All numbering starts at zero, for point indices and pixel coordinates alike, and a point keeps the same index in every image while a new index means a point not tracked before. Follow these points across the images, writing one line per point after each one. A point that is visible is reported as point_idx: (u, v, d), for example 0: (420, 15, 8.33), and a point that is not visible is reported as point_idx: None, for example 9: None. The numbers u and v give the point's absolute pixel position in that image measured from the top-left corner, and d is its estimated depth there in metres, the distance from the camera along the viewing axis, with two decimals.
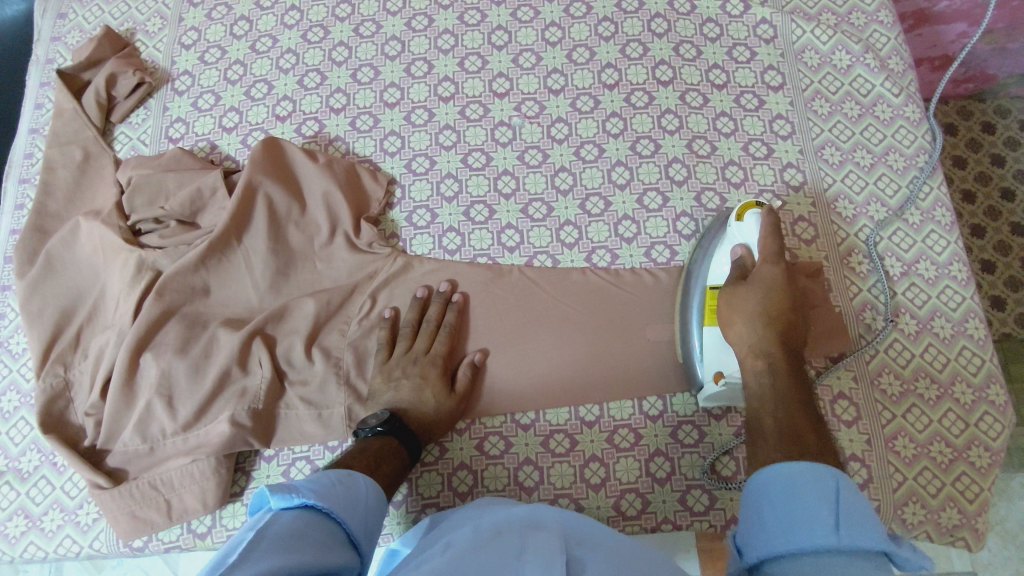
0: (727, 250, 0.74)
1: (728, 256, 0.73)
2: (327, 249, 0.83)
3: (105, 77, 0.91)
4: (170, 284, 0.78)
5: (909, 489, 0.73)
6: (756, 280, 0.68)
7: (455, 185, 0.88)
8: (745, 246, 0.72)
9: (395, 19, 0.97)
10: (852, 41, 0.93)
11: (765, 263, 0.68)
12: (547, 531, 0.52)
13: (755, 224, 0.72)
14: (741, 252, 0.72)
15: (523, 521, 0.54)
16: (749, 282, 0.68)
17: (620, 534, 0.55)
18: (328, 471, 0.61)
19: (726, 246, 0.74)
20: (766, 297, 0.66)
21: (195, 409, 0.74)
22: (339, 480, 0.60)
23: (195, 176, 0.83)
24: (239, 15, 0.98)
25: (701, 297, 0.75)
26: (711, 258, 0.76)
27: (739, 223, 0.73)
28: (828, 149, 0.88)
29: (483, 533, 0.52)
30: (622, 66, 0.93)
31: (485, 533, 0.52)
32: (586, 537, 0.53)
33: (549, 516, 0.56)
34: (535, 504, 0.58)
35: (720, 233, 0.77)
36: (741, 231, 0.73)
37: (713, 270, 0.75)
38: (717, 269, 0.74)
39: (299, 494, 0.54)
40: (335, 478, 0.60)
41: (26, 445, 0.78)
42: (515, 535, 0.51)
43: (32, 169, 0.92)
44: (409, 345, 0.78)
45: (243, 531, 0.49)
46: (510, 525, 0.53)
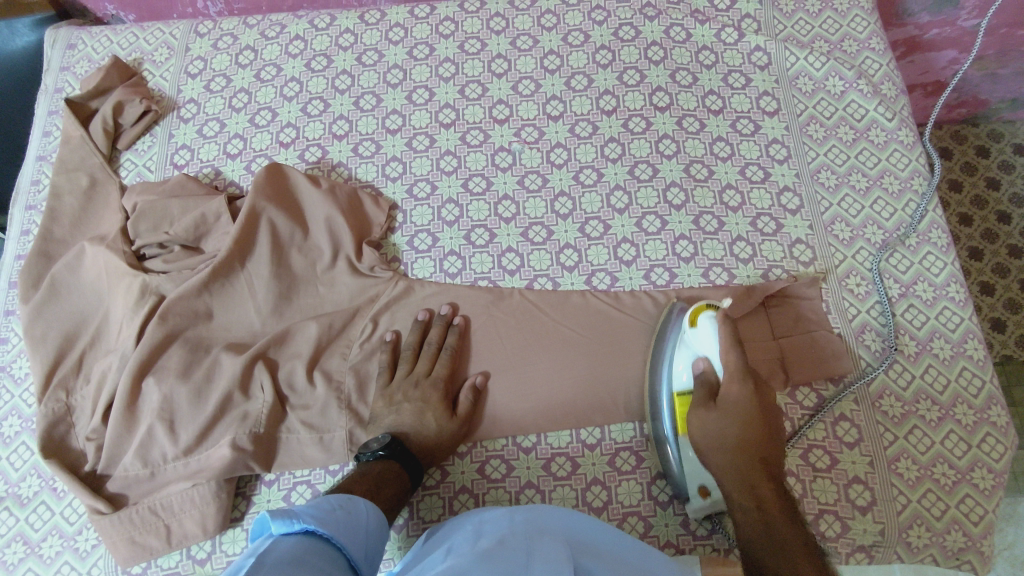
0: (687, 358, 0.73)
1: (690, 366, 0.72)
2: (329, 274, 0.84)
3: (113, 105, 0.93)
4: (173, 308, 0.79)
5: (913, 511, 0.73)
6: (726, 406, 0.67)
7: (456, 209, 0.89)
8: (705, 358, 0.71)
9: (396, 48, 0.99)
10: (845, 67, 0.94)
11: (731, 384, 0.67)
12: (552, 539, 0.51)
13: (710, 333, 0.70)
14: (702, 366, 0.71)
15: (528, 527, 0.53)
16: (718, 405, 0.68)
17: (628, 549, 0.55)
18: (327, 498, 0.61)
19: (684, 353, 0.73)
20: (737, 428, 0.66)
21: (196, 434, 0.74)
22: (338, 505, 0.60)
23: (199, 202, 0.84)
24: (244, 45, 1.00)
25: (670, 404, 0.73)
26: (670, 361, 0.75)
27: (693, 330, 0.72)
28: (823, 172, 0.89)
29: (489, 541, 0.51)
30: (620, 92, 0.95)
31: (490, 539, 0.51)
32: (591, 548, 0.53)
33: (556, 524, 0.55)
34: (539, 510, 0.57)
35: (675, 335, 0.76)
36: (697, 338, 0.71)
37: (675, 377, 0.73)
38: (676, 375, 0.73)
39: (298, 520, 0.53)
40: (334, 503, 0.60)
41: (26, 470, 0.78)
42: (521, 543, 0.50)
43: (39, 195, 0.93)
44: (411, 368, 0.78)
45: (242, 556, 0.48)
46: (515, 533, 0.52)
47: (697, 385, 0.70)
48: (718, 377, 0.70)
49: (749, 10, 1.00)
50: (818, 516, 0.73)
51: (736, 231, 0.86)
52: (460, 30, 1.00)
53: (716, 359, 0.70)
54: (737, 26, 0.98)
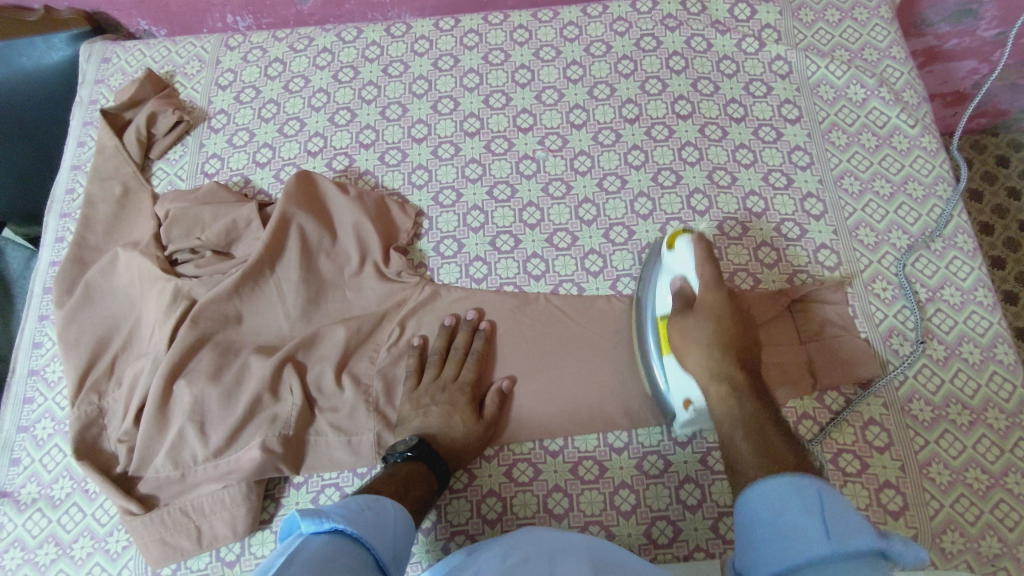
0: (667, 282, 0.77)
1: (669, 286, 0.76)
2: (356, 278, 0.85)
3: (146, 115, 0.96)
4: (204, 312, 0.80)
5: (947, 517, 0.72)
6: (702, 310, 0.72)
7: (481, 216, 0.90)
8: (682, 277, 0.75)
9: (422, 60, 1.01)
10: (866, 75, 0.95)
11: (706, 291, 0.72)
12: (577, 562, 0.53)
13: (688, 254, 0.75)
14: (679, 283, 0.75)
15: (553, 554, 0.55)
16: (695, 311, 0.72)
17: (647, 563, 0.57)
18: (356, 498, 0.61)
19: (665, 279, 0.77)
20: (713, 329, 0.70)
21: (226, 435, 0.75)
22: (366, 505, 0.60)
23: (230, 208, 0.86)
24: (273, 58, 1.02)
25: (653, 327, 0.76)
26: (653, 291, 0.78)
27: (672, 253, 0.77)
28: (847, 179, 0.90)
29: (515, 559, 0.54)
30: (642, 101, 0.96)
31: (515, 559, 0.54)
32: (616, 565, 0.55)
33: (579, 544, 0.58)
34: (568, 538, 0.59)
35: (654, 266, 0.80)
36: (674, 260, 0.76)
37: (660, 302, 0.77)
38: (659, 301, 0.77)
39: (328, 519, 0.54)
40: (362, 503, 0.60)
41: (58, 472, 0.79)
42: (544, 562, 0.53)
43: (73, 203, 0.95)
44: (437, 372, 0.79)
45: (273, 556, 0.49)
46: (539, 554, 0.55)
47: (675, 299, 0.74)
48: (694, 292, 0.74)
49: (769, 20, 1.01)
50: None
51: (760, 236, 0.87)
52: (484, 42, 1.01)
53: (693, 276, 0.74)
54: (757, 37, 0.99)
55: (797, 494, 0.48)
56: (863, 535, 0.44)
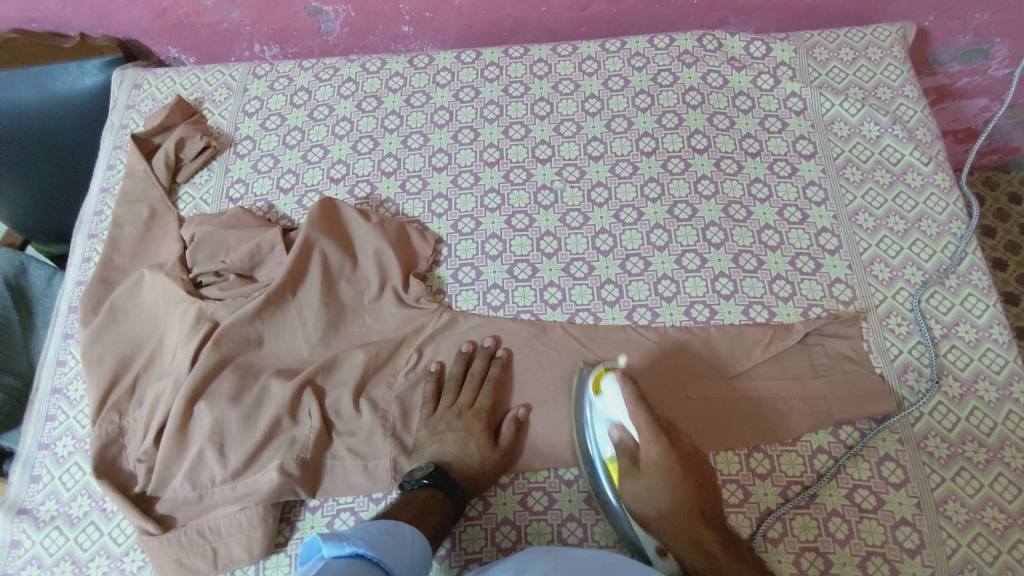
0: (604, 428, 0.76)
1: (608, 435, 0.76)
2: (376, 304, 0.86)
3: (175, 141, 0.98)
4: (227, 335, 0.82)
5: (964, 556, 0.71)
6: (648, 467, 0.72)
7: (500, 244, 0.92)
8: (618, 424, 0.75)
9: (444, 91, 1.03)
10: (880, 113, 0.97)
11: (648, 445, 0.72)
12: None
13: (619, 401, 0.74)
14: (618, 433, 0.74)
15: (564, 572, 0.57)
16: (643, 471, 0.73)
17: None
18: (374, 522, 0.62)
19: (600, 424, 0.77)
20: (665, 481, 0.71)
21: (244, 458, 0.76)
22: (385, 530, 0.61)
23: (254, 233, 0.88)
24: (299, 86, 1.04)
25: (606, 472, 0.76)
26: (589, 435, 0.78)
27: (600, 398, 0.76)
28: (861, 215, 0.91)
29: None
30: (659, 135, 0.98)
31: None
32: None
33: (591, 560, 0.60)
34: (582, 554, 0.61)
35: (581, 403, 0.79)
36: (605, 405, 0.76)
37: (602, 446, 0.76)
38: (601, 446, 0.77)
39: (350, 543, 0.55)
40: (381, 527, 0.61)
41: (77, 490, 0.80)
42: None
43: (101, 225, 0.97)
44: (454, 399, 0.81)
45: None
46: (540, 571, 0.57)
47: (619, 453, 0.74)
48: (636, 442, 0.74)
49: (784, 58, 1.03)
50: (865, 558, 0.72)
51: (775, 270, 0.88)
52: (505, 74, 1.04)
53: (628, 423, 0.74)
54: (772, 73, 1.01)
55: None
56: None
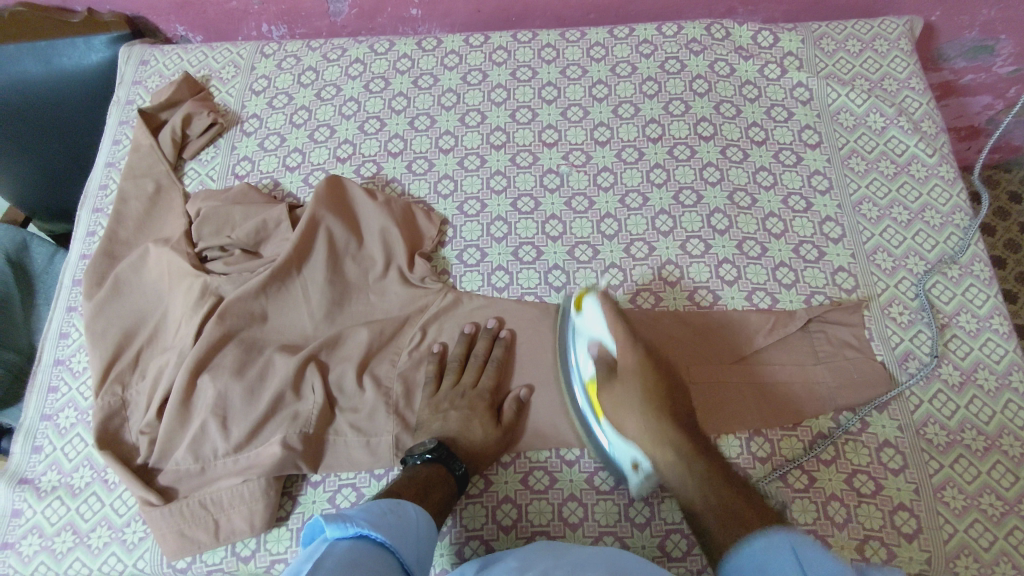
0: (585, 344, 0.80)
1: (588, 352, 0.80)
2: (381, 282, 0.87)
3: (182, 116, 0.98)
4: (231, 309, 0.82)
5: (961, 541, 0.72)
6: (625, 373, 0.78)
7: (505, 227, 0.92)
8: (598, 341, 0.80)
9: (452, 73, 1.03)
10: (886, 105, 0.97)
11: (625, 353, 0.78)
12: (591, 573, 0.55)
13: (599, 315, 0.80)
14: (598, 348, 0.80)
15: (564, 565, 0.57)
16: (620, 378, 0.78)
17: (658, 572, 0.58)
18: (378, 501, 0.62)
19: (580, 341, 0.81)
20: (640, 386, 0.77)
21: (248, 431, 0.76)
22: (389, 509, 0.61)
23: (260, 209, 0.88)
24: (307, 66, 1.04)
25: (584, 391, 0.79)
26: (568, 357, 0.81)
27: (581, 316, 0.82)
28: (865, 205, 0.91)
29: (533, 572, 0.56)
30: (666, 121, 0.98)
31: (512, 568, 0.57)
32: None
33: (592, 555, 0.59)
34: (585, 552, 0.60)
35: (562, 328, 0.83)
36: (585, 321, 0.81)
37: (582, 368, 0.80)
38: (581, 364, 0.80)
39: (352, 523, 0.55)
40: (385, 507, 0.61)
41: (79, 461, 0.80)
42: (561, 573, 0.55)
43: (106, 200, 0.97)
44: (457, 379, 0.81)
45: (300, 563, 0.50)
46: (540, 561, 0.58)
47: (597, 365, 0.79)
48: (614, 356, 0.80)
49: (791, 48, 1.03)
50: (863, 542, 0.73)
51: (779, 257, 0.89)
52: (513, 58, 1.04)
53: (607, 338, 0.80)
54: (780, 63, 1.02)
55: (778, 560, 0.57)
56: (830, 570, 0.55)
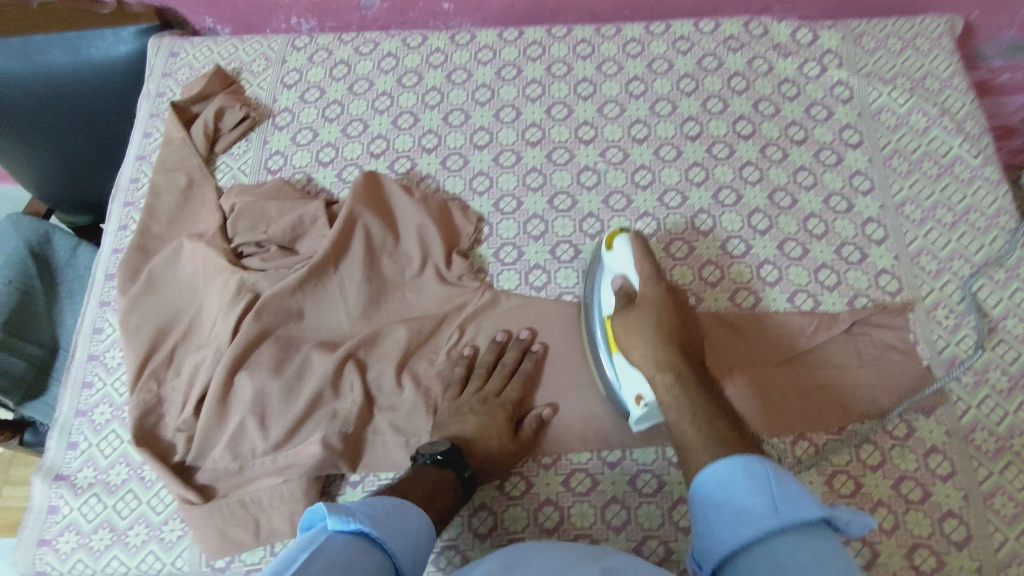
0: (609, 280, 0.80)
1: (611, 285, 0.80)
2: (417, 280, 0.86)
3: (215, 110, 0.97)
4: (268, 305, 0.80)
5: (1012, 550, 0.71)
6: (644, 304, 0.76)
7: (542, 224, 0.91)
8: (623, 275, 0.79)
9: (485, 68, 1.01)
10: (929, 105, 0.96)
11: (647, 287, 0.77)
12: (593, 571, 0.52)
13: (626, 253, 0.79)
14: (622, 282, 0.79)
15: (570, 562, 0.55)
16: (637, 306, 0.76)
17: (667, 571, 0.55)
18: (383, 499, 0.59)
19: (607, 277, 0.81)
20: (655, 318, 0.75)
21: (286, 429, 0.75)
22: (393, 509, 0.58)
23: (296, 205, 0.87)
24: (339, 59, 1.03)
25: (602, 326, 0.79)
26: (595, 292, 0.82)
27: (610, 253, 0.81)
28: (908, 206, 0.90)
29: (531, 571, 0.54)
30: (704, 119, 0.96)
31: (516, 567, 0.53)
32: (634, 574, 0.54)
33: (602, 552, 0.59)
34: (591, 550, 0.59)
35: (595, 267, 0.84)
36: (613, 258, 0.80)
37: (604, 302, 0.80)
38: (603, 300, 0.80)
39: (355, 519, 0.52)
40: (389, 506, 0.58)
41: (115, 458, 0.79)
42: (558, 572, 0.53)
43: (137, 193, 0.96)
44: (481, 385, 0.79)
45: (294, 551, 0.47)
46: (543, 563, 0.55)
47: (618, 297, 0.78)
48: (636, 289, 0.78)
49: (831, 46, 1.01)
50: (911, 549, 0.72)
51: (821, 258, 0.87)
52: (547, 54, 1.02)
53: (632, 273, 0.79)
54: (819, 61, 1.00)
55: (750, 476, 0.55)
56: (809, 507, 0.51)
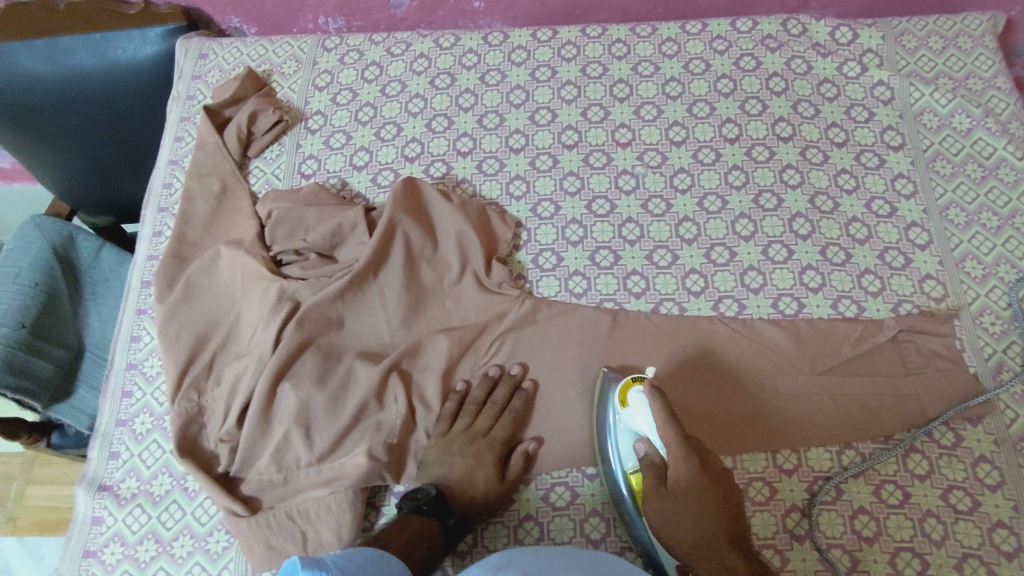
0: (627, 442, 0.73)
1: (632, 449, 0.73)
2: (456, 288, 0.85)
3: (248, 113, 0.96)
4: (310, 315, 0.80)
5: None
6: (673, 475, 0.70)
7: (580, 230, 0.90)
8: (644, 438, 0.73)
9: (519, 69, 1.00)
10: (972, 105, 0.94)
11: (674, 459, 0.70)
12: None
13: (642, 410, 0.72)
14: (643, 447, 0.73)
15: None
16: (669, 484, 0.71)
17: None
18: (364, 551, 0.59)
19: (624, 437, 0.74)
20: (690, 490, 0.69)
21: (331, 441, 0.75)
22: (373, 560, 0.58)
23: (334, 212, 0.86)
24: (370, 61, 1.01)
25: (627, 487, 0.73)
26: (610, 451, 0.75)
27: (625, 409, 0.74)
28: (952, 210, 0.89)
29: None
30: (742, 121, 0.95)
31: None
32: None
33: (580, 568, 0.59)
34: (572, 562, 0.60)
35: (602, 414, 0.76)
36: (630, 417, 0.73)
37: (625, 460, 0.73)
38: (623, 459, 0.73)
39: (327, 570, 0.52)
40: (368, 557, 0.58)
41: (157, 468, 0.79)
42: None
43: (171, 198, 0.95)
44: (470, 422, 0.78)
45: None
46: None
47: (644, 464, 0.72)
48: (661, 453, 0.72)
49: (871, 45, 0.99)
50: (961, 560, 0.71)
51: (864, 264, 0.86)
52: (582, 54, 1.01)
53: (654, 436, 0.72)
54: (859, 61, 0.98)
55: None
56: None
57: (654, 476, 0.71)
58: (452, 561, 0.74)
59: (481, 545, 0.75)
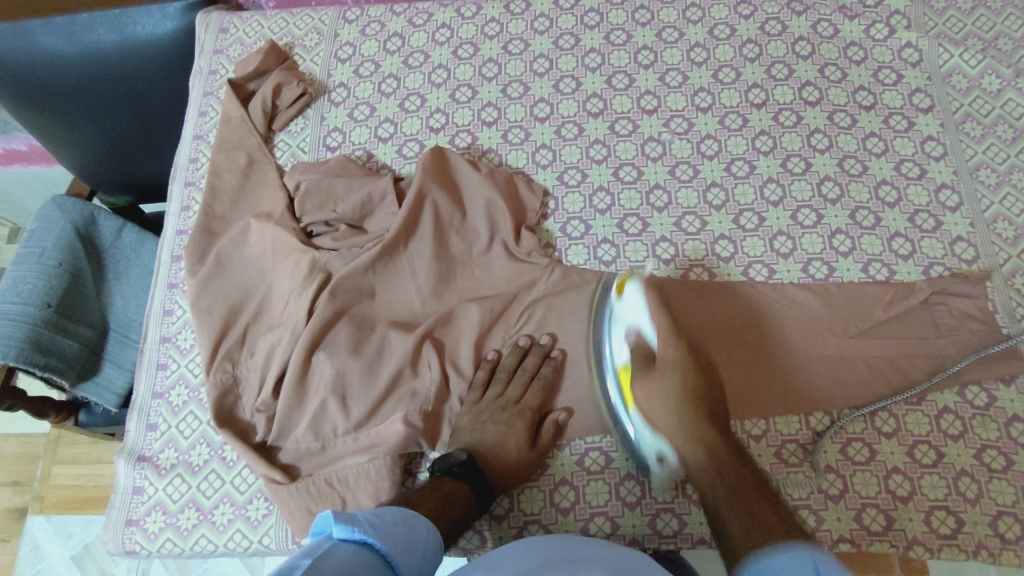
0: (621, 331, 0.77)
1: (625, 339, 0.76)
2: (485, 257, 0.85)
3: (272, 86, 0.95)
4: (342, 285, 0.80)
5: None
6: (663, 364, 0.73)
7: (608, 198, 0.89)
8: (636, 327, 0.76)
9: (542, 38, 0.99)
10: (1003, 65, 0.93)
11: (665, 347, 0.73)
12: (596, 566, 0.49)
13: (638, 302, 0.76)
14: (635, 335, 0.75)
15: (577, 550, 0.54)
16: (658, 369, 0.73)
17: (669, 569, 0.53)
18: (394, 510, 0.59)
19: (617, 326, 0.78)
20: (677, 382, 0.71)
21: (368, 409, 0.75)
22: (402, 521, 0.57)
23: (363, 183, 0.86)
24: (392, 32, 1.01)
25: (615, 378, 0.77)
26: (605, 341, 0.78)
27: (621, 301, 0.77)
28: (983, 171, 0.88)
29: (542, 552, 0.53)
30: (769, 86, 0.94)
31: (537, 559, 0.50)
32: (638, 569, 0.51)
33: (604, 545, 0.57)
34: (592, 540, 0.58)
35: (602, 309, 0.80)
36: (625, 308, 0.77)
37: (617, 352, 0.77)
38: (616, 352, 0.77)
39: (360, 529, 0.51)
40: (398, 518, 0.57)
41: (195, 438, 0.80)
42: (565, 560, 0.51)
43: (197, 173, 0.96)
44: (501, 391, 0.77)
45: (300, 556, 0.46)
46: (562, 556, 0.52)
47: (633, 354, 0.75)
48: (652, 344, 0.75)
49: (898, 7, 0.98)
50: (996, 517, 0.72)
51: (894, 227, 0.86)
52: (606, 21, 1.00)
53: (647, 327, 0.75)
54: (887, 23, 0.97)
55: None
56: None
57: (643, 365, 0.74)
58: (489, 524, 0.76)
59: (518, 509, 0.76)
